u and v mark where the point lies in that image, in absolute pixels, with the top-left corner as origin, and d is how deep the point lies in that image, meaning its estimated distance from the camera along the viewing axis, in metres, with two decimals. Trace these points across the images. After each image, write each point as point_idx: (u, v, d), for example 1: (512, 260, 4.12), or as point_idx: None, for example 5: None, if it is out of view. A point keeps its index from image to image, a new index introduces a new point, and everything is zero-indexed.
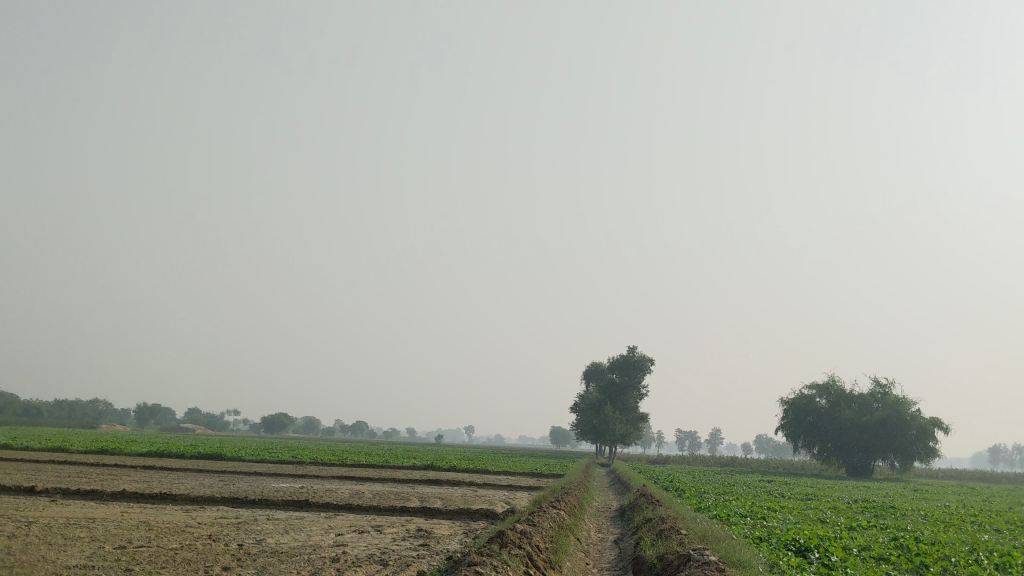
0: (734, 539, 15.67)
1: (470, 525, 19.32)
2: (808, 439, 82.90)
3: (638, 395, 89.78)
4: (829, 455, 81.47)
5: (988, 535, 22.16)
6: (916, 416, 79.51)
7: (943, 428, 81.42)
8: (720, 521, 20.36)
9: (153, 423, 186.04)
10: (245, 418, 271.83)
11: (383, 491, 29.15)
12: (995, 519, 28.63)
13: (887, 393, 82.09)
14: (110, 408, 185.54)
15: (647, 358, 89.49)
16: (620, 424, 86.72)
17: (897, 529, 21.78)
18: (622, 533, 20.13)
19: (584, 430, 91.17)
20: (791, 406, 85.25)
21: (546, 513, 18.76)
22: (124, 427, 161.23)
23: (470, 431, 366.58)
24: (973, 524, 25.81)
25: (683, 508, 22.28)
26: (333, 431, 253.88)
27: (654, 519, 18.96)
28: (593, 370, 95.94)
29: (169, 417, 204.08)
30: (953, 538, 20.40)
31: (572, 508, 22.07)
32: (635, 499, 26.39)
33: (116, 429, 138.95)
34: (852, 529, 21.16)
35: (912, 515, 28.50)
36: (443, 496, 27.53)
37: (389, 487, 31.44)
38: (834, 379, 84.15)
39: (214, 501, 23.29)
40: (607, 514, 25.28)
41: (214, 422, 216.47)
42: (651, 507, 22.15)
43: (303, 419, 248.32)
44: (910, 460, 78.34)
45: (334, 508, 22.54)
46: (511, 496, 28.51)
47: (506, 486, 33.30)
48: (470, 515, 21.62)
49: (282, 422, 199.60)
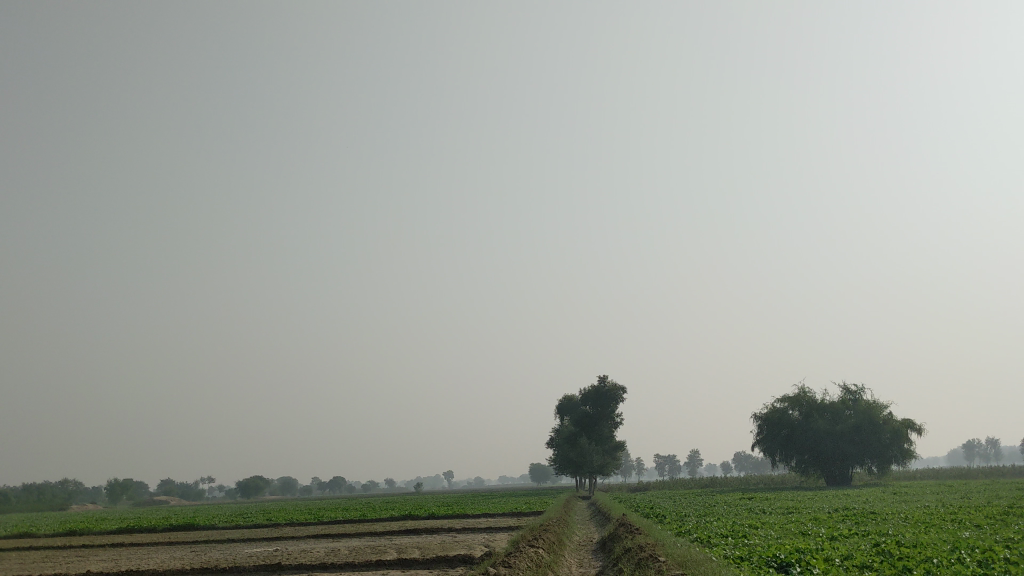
0: (712, 560, 15.49)
1: (447, 573, 18.91)
2: (785, 452, 82.97)
3: (613, 424, 89.42)
4: (807, 466, 81.58)
5: (969, 532, 22.14)
6: (889, 419, 80.03)
7: (917, 429, 81.96)
8: (702, 543, 20.17)
9: (127, 499, 182.29)
10: (221, 485, 267.21)
11: (360, 546, 28.58)
12: (977, 515, 28.59)
13: (858, 399, 82.59)
14: (81, 489, 181.51)
15: (619, 387, 89.28)
16: (597, 456, 86.37)
17: (879, 535, 21.61)
18: (604, 565, 19.84)
19: (561, 464, 90.52)
20: (764, 421, 85.39)
21: (523, 552, 18.47)
22: (96, 506, 157.69)
23: (449, 476, 363.50)
24: (954, 522, 25.69)
25: (663, 534, 22.09)
26: (312, 490, 250.49)
27: (634, 549, 18.67)
28: (566, 403, 95.56)
29: (143, 491, 200.04)
30: (935, 538, 20.26)
31: (551, 546, 21.73)
32: (616, 530, 26.07)
33: (89, 508, 136.10)
34: (835, 539, 21.02)
35: (893, 518, 28.39)
36: (420, 545, 27.09)
37: (366, 541, 30.85)
38: (805, 390, 84.54)
39: (184, 573, 22.70)
40: (589, 548, 24.95)
41: (189, 492, 212.57)
42: (631, 536, 21.87)
43: (280, 479, 244.61)
44: (887, 464, 78.82)
45: (307, 568, 22.02)
46: (491, 538, 28.09)
47: (484, 529, 32.85)
48: (447, 563, 21.21)
49: (258, 485, 196.40)
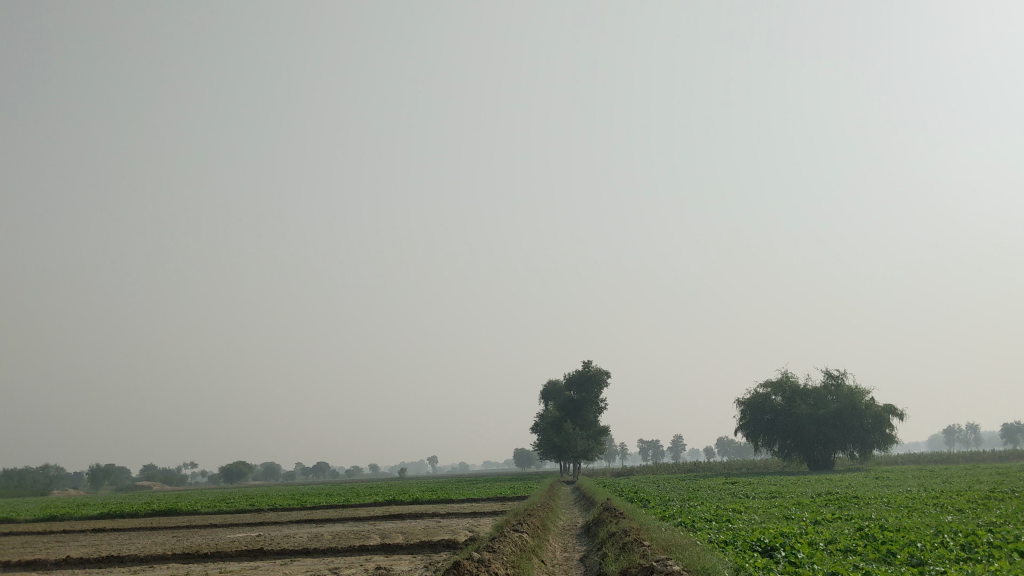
0: (696, 545, 15.37)
1: (430, 559, 18.77)
2: (768, 437, 83.35)
3: (598, 409, 89.58)
4: (790, 451, 81.98)
5: (951, 516, 22.17)
6: (871, 404, 80.46)
7: (898, 414, 82.54)
8: (686, 528, 20.09)
9: (108, 484, 181.28)
10: (202, 472, 266.13)
11: (343, 531, 28.36)
12: (959, 499, 28.73)
13: (840, 384, 83.02)
14: (62, 475, 180.31)
15: (603, 371, 89.40)
16: (582, 440, 86.48)
17: (862, 519, 21.65)
18: (588, 550, 19.74)
19: (545, 449, 90.61)
20: (747, 406, 85.72)
21: (507, 536, 18.32)
22: (77, 492, 156.76)
23: (433, 461, 363.64)
24: (937, 506, 25.76)
25: (647, 518, 22.01)
26: (295, 476, 250.02)
27: (619, 533, 18.60)
28: (550, 388, 95.58)
29: (125, 477, 199.09)
30: (918, 522, 20.29)
31: (535, 531, 21.59)
32: (600, 514, 26.01)
33: (68, 495, 135.42)
34: (819, 523, 21.04)
35: (876, 503, 28.47)
36: (404, 530, 26.90)
37: (349, 526, 30.65)
38: (788, 376, 84.91)
39: (165, 559, 22.46)
40: (573, 533, 24.89)
41: (171, 477, 211.63)
42: (615, 521, 21.82)
43: (263, 464, 244.13)
44: (869, 449, 79.30)
45: (289, 554, 21.79)
46: (474, 523, 27.94)
47: (468, 514, 32.74)
48: (431, 548, 21.05)
49: (242, 471, 195.90)
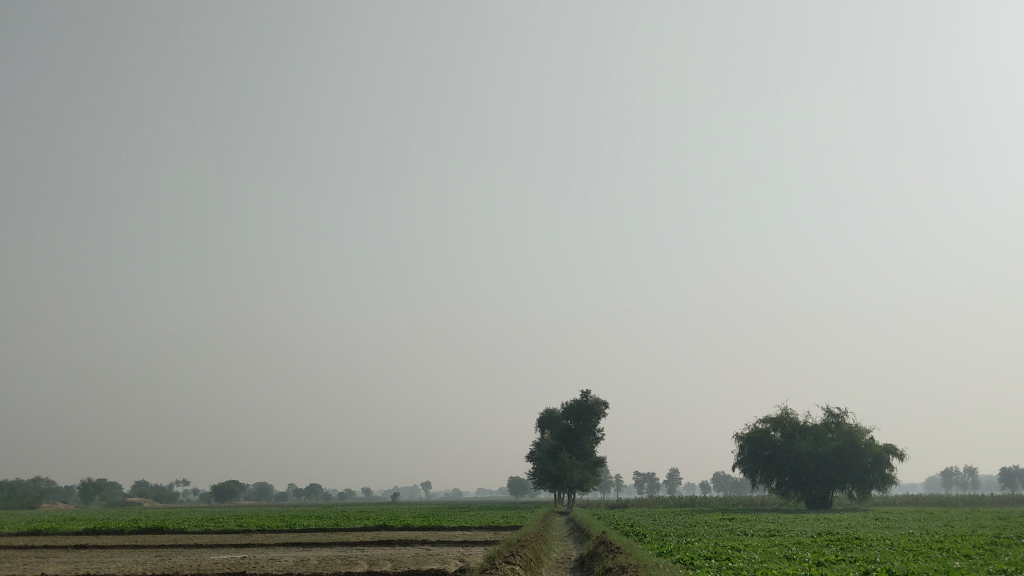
0: None
1: None
2: (765, 474, 82.41)
3: (595, 440, 88.68)
4: (787, 489, 80.94)
5: (959, 562, 21.44)
6: (871, 444, 79.64)
7: (898, 454, 81.67)
8: (685, 565, 19.43)
9: (99, 499, 180.19)
10: (194, 490, 264.76)
11: (331, 556, 27.68)
12: (964, 544, 28.01)
13: (840, 423, 82.25)
14: (53, 488, 179.06)
15: (601, 402, 88.61)
16: (578, 470, 85.55)
17: (867, 561, 21.00)
18: None
19: (540, 477, 89.58)
20: (746, 441, 84.89)
21: (499, 567, 17.72)
22: (67, 504, 155.53)
23: (426, 486, 361.28)
24: (942, 551, 25.06)
25: (645, 553, 21.42)
26: (288, 497, 248.21)
27: (616, 567, 17.96)
28: (547, 417, 94.61)
29: (116, 491, 197.75)
30: (926, 567, 19.66)
31: (527, 562, 20.93)
32: (595, 548, 25.44)
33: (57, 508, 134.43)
34: (822, 564, 20.42)
35: (879, 545, 27.81)
36: (393, 557, 26.20)
37: (337, 551, 30.00)
38: (788, 412, 84.20)
39: None
40: (565, 566, 24.28)
41: (163, 494, 210.35)
42: (611, 555, 21.25)
43: (255, 483, 242.51)
44: (868, 488, 78.35)
45: None
46: (466, 552, 27.33)
47: (461, 542, 32.02)
48: None
49: (234, 489, 194.51)
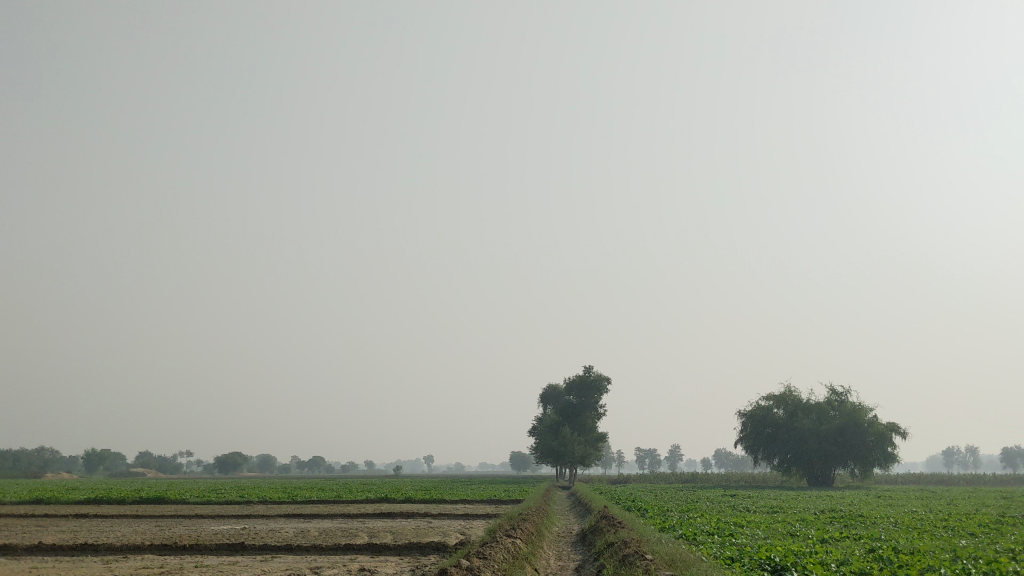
0: (704, 561, 13.95)
1: (419, 561, 17.44)
2: (767, 451, 82.32)
3: (596, 415, 88.72)
4: (789, 466, 80.94)
5: (966, 540, 21.12)
6: (874, 422, 79.33)
7: (901, 433, 81.44)
8: (687, 541, 18.99)
9: (103, 468, 181.04)
10: (197, 462, 266.38)
11: (331, 528, 27.28)
12: (968, 522, 27.78)
13: (843, 401, 81.98)
14: (57, 458, 179.99)
15: (604, 377, 88.52)
16: (579, 445, 85.50)
17: (872, 539, 20.63)
18: (584, 560, 18.65)
19: (542, 452, 89.56)
20: (749, 418, 84.72)
21: (499, 542, 17.23)
22: (70, 474, 156.18)
23: (429, 459, 362.58)
24: (948, 529, 24.81)
25: (646, 529, 20.91)
26: (290, 469, 249.49)
27: (617, 544, 17.44)
28: (550, 392, 94.57)
29: (120, 461, 199.04)
30: (931, 545, 19.26)
31: (529, 537, 20.53)
32: (596, 522, 25.11)
33: (59, 477, 135.02)
34: (826, 542, 20.07)
35: (883, 522, 27.57)
36: (393, 530, 25.80)
37: (337, 523, 29.65)
38: (791, 390, 83.94)
39: (140, 548, 21.06)
40: (568, 540, 23.98)
41: (166, 465, 211.43)
42: (613, 530, 20.90)
43: (258, 455, 243.68)
44: (870, 467, 78.22)
45: (270, 550, 20.60)
46: (466, 525, 27.01)
47: (462, 516, 31.74)
48: (419, 550, 19.99)
49: (237, 462, 195.35)
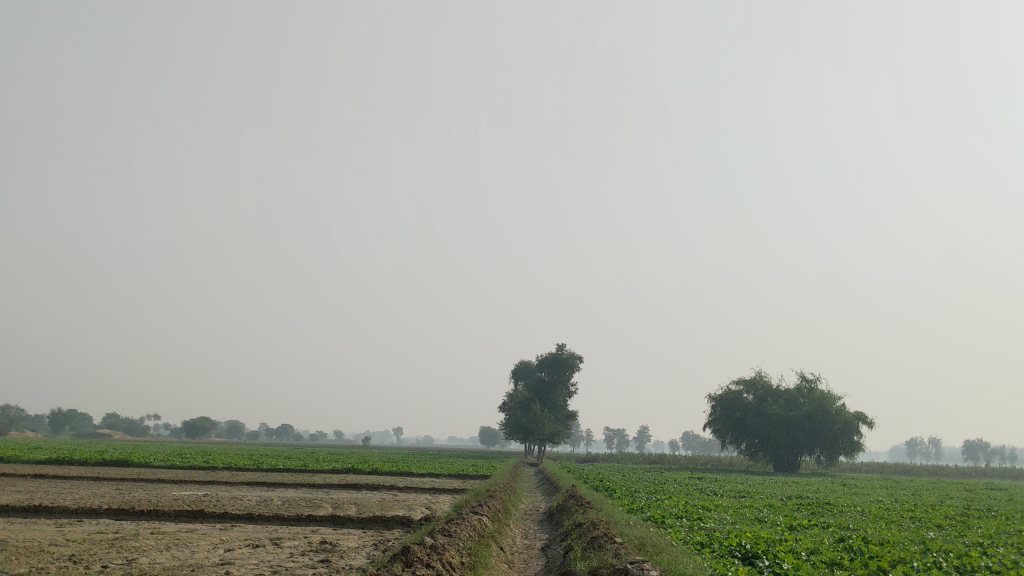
0: (673, 545, 13.59)
1: (382, 535, 17.09)
2: (735, 435, 82.78)
3: (567, 393, 88.78)
4: (756, 451, 81.49)
5: (934, 532, 21.10)
6: (842, 410, 79.82)
7: (868, 422, 82.10)
8: (656, 524, 18.67)
9: (68, 429, 179.48)
10: (164, 424, 265.38)
11: (295, 499, 26.90)
12: (935, 514, 27.81)
13: (813, 388, 82.41)
14: (22, 416, 178.21)
15: (576, 355, 88.44)
16: (549, 423, 85.39)
17: (840, 529, 20.52)
18: (551, 540, 18.35)
19: (511, 429, 89.45)
20: (718, 402, 85.04)
21: (466, 519, 16.85)
22: (34, 434, 154.50)
23: (399, 432, 362.59)
24: (915, 521, 24.82)
25: (615, 511, 20.66)
26: (258, 436, 248.54)
27: (586, 525, 17.10)
28: (522, 369, 94.49)
29: (85, 422, 197.45)
30: (900, 536, 19.13)
31: (496, 514, 20.21)
32: (564, 502, 24.94)
33: (24, 437, 135.17)
34: (796, 529, 19.90)
35: (850, 511, 27.60)
36: (359, 502, 25.57)
37: (302, 493, 29.26)
38: (762, 375, 84.24)
39: (97, 512, 20.52)
40: (534, 518, 23.77)
41: (133, 427, 210.19)
42: (581, 510, 20.67)
43: (226, 421, 242.58)
44: (836, 455, 78.83)
45: (231, 518, 20.16)
46: (433, 500, 26.74)
47: (430, 490, 31.53)
48: (384, 524, 19.67)
49: (204, 427, 194.18)
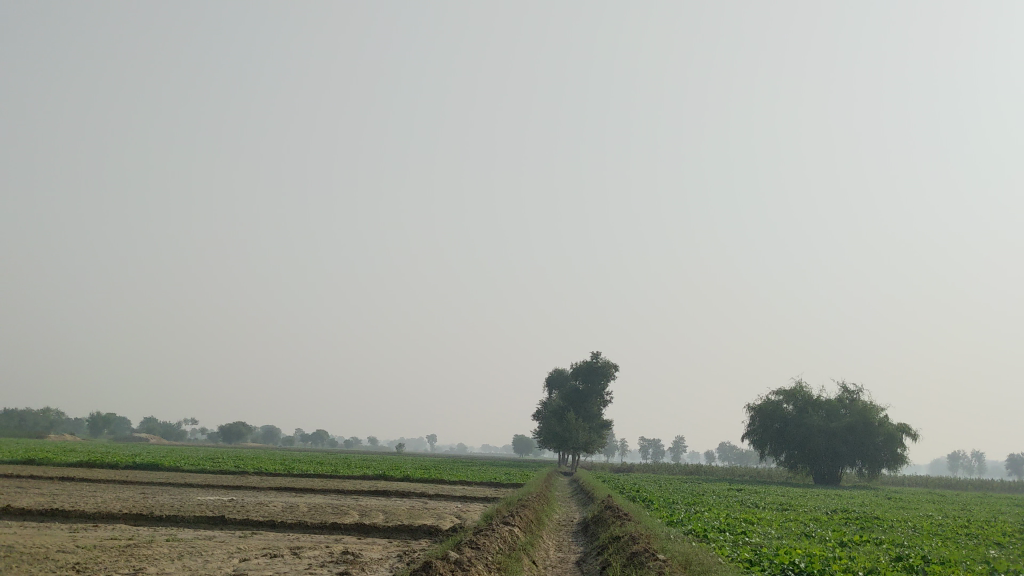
0: (721, 563, 12.51)
1: (408, 546, 16.16)
2: (774, 446, 80.97)
3: (602, 402, 87.48)
4: (796, 462, 79.58)
5: (994, 549, 19.91)
6: (884, 422, 77.67)
7: (911, 434, 79.75)
8: (697, 539, 17.58)
9: (108, 431, 181.54)
10: (201, 430, 267.73)
11: (319, 505, 26.04)
12: (990, 531, 26.48)
13: (855, 399, 80.44)
14: (63, 418, 180.39)
15: (611, 363, 87.27)
16: (583, 431, 84.15)
17: (894, 546, 19.31)
18: (586, 553, 17.33)
19: (545, 438, 88.27)
20: (757, 412, 83.28)
21: (496, 530, 15.85)
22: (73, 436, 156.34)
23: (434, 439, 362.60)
24: (972, 538, 23.41)
25: (655, 523, 19.61)
26: (294, 442, 249.75)
27: (623, 538, 16.08)
28: (556, 377, 93.42)
29: (124, 426, 199.50)
30: (960, 554, 17.94)
31: (529, 525, 19.25)
32: (601, 513, 23.81)
33: (64, 438, 137.25)
34: (847, 545, 18.75)
35: (901, 527, 26.27)
36: (386, 510, 24.76)
37: (329, 500, 28.43)
38: (802, 385, 82.36)
39: (114, 517, 19.73)
40: (568, 530, 22.81)
41: (171, 431, 212.19)
42: (618, 522, 19.62)
43: (262, 427, 244.20)
44: (878, 467, 76.71)
45: (252, 526, 19.31)
46: (464, 509, 25.67)
47: (460, 498, 30.61)
48: (410, 533, 18.78)
49: (241, 430, 195.00)
